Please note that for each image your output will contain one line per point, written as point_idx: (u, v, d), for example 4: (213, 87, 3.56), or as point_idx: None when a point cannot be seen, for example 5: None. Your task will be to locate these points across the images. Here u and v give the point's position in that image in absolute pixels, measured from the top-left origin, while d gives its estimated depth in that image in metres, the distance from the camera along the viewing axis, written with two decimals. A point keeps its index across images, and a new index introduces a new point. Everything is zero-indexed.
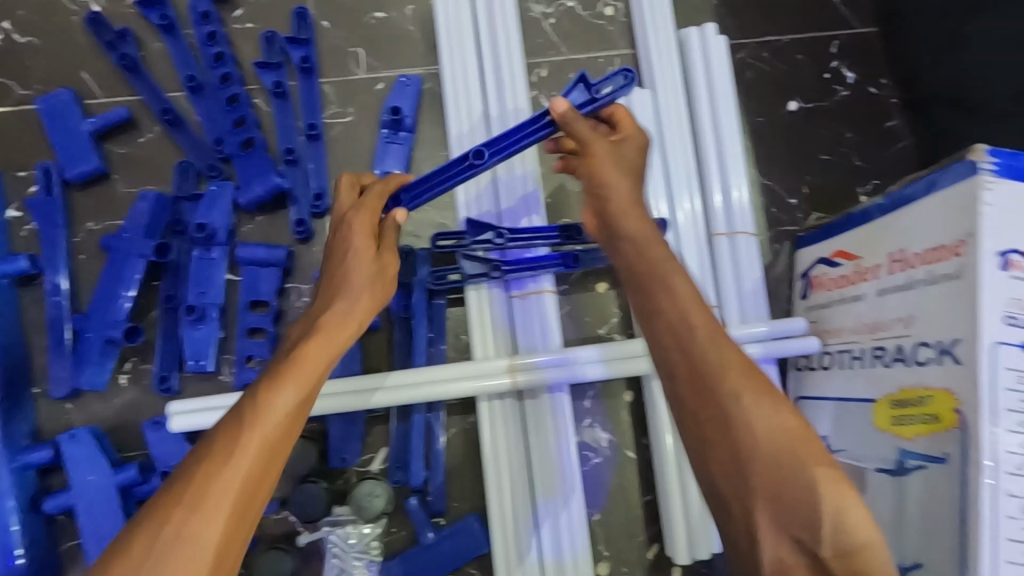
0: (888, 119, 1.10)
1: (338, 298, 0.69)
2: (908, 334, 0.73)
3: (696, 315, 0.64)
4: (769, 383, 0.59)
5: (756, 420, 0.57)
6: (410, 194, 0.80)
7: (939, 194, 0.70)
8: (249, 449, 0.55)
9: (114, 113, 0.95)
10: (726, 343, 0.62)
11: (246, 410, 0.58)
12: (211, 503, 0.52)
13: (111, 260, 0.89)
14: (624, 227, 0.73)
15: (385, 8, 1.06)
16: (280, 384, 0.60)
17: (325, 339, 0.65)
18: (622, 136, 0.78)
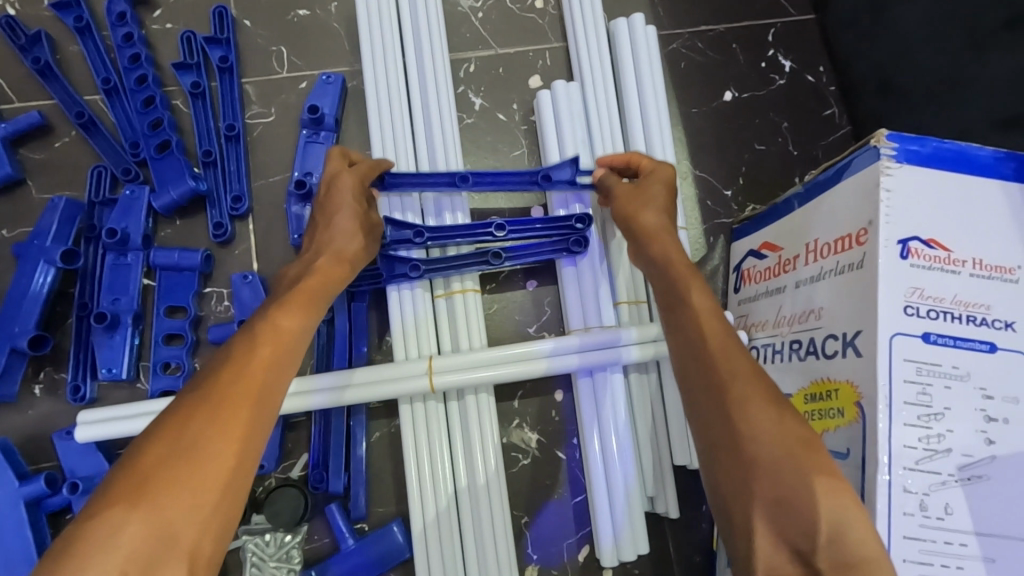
0: (826, 108, 1.07)
1: (321, 254, 0.77)
2: (819, 326, 0.71)
3: (712, 324, 0.68)
4: (773, 392, 0.61)
5: (762, 431, 0.58)
6: (393, 180, 0.88)
7: (850, 181, 0.68)
8: (261, 356, 0.61)
9: (26, 118, 0.93)
10: (735, 355, 0.64)
11: (253, 329, 0.64)
12: (230, 395, 0.57)
13: (20, 268, 0.87)
14: (654, 244, 0.79)
15: (309, 6, 1.04)
16: (283, 309, 0.67)
17: (317, 278, 0.73)
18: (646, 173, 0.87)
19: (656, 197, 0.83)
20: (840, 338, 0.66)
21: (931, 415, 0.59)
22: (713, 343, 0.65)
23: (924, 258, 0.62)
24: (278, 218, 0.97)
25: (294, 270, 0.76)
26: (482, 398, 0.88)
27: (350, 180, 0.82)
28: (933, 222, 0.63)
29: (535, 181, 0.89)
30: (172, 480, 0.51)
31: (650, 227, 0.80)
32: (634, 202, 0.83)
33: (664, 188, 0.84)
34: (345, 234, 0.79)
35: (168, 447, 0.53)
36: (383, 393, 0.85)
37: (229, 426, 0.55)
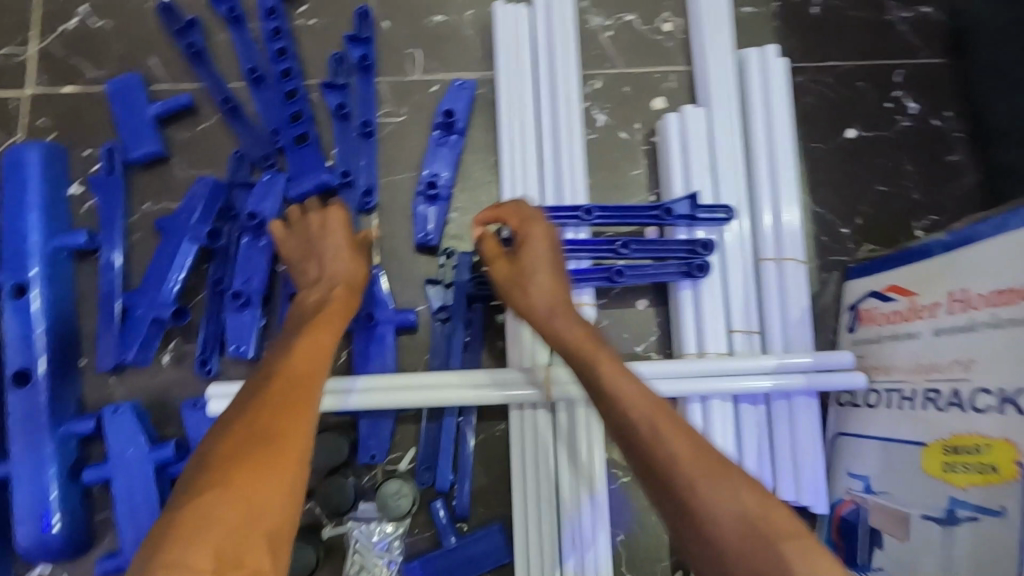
0: (951, 153, 1.06)
1: (329, 281, 0.82)
2: (966, 378, 0.70)
3: (640, 404, 0.64)
4: (712, 458, 0.59)
5: (724, 516, 0.55)
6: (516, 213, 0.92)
7: (1011, 235, 0.68)
8: (298, 367, 0.66)
9: (177, 100, 0.97)
10: (667, 425, 0.62)
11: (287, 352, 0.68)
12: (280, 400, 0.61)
13: (165, 241, 0.92)
14: (552, 322, 0.78)
15: (445, 11, 1.06)
16: (309, 332, 0.72)
17: (337, 306, 0.77)
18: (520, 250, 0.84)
19: (535, 273, 0.82)
20: (996, 394, 0.66)
21: None
22: (646, 428, 0.62)
23: None
24: (401, 215, 1.00)
25: (312, 300, 0.80)
26: (591, 412, 0.89)
27: (339, 216, 0.87)
28: None
29: (657, 215, 0.92)
30: (251, 467, 0.55)
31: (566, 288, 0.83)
32: (519, 284, 0.83)
33: (544, 247, 0.83)
34: (340, 254, 0.84)
35: (233, 448, 0.56)
36: (432, 399, 0.86)
37: (284, 422, 0.59)
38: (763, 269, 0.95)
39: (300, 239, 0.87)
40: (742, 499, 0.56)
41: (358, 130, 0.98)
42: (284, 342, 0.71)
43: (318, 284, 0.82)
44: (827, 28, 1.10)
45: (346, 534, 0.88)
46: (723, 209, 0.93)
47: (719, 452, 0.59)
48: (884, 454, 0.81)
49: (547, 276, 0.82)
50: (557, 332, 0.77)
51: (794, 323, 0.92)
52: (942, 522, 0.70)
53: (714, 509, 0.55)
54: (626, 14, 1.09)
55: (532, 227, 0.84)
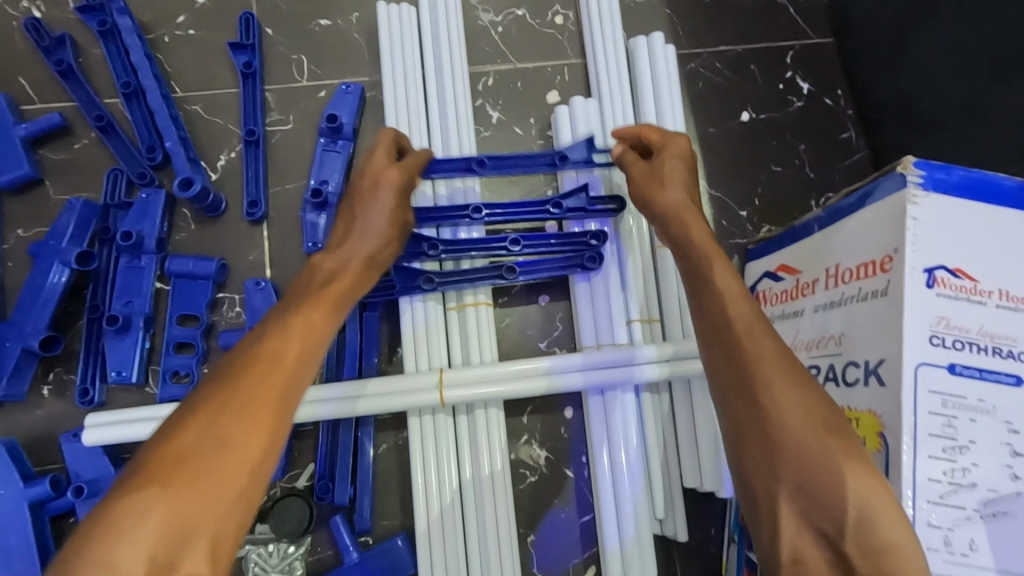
0: (843, 130, 1.07)
1: (347, 254, 0.75)
2: (840, 352, 0.70)
3: (735, 305, 0.66)
4: (804, 375, 0.60)
5: (787, 415, 0.58)
6: None
7: (872, 207, 0.68)
8: (292, 349, 0.61)
9: (46, 119, 0.93)
10: (761, 337, 0.63)
11: (279, 327, 0.63)
12: (263, 393, 0.56)
13: (35, 267, 0.87)
14: (683, 226, 0.76)
15: (330, 15, 1.04)
16: (311, 306, 0.66)
17: (348, 279, 0.72)
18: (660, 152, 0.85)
19: (674, 174, 0.82)
20: (862, 366, 0.66)
21: (955, 448, 0.58)
22: (742, 322, 0.64)
23: (950, 287, 0.62)
24: (293, 226, 0.97)
25: (327, 264, 0.74)
26: (491, 413, 0.87)
27: (400, 172, 0.82)
28: (961, 251, 0.62)
29: (551, 161, 0.93)
30: (197, 470, 0.51)
31: (673, 203, 0.79)
32: (654, 181, 0.82)
33: (679, 163, 0.83)
34: (382, 219, 0.78)
35: (201, 437, 0.52)
36: (369, 408, 0.84)
37: (259, 420, 0.54)
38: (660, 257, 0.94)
39: (359, 184, 0.81)
40: (813, 413, 0.58)
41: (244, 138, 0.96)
42: (284, 307, 0.66)
43: (341, 242, 0.77)
44: (718, 13, 1.10)
45: (243, 556, 0.84)
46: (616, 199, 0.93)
47: (808, 376, 0.60)
48: None
49: (682, 187, 0.81)
50: (687, 229, 0.76)
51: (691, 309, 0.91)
52: None
53: (782, 417, 0.58)
54: (517, 9, 1.08)
55: (674, 141, 0.86)
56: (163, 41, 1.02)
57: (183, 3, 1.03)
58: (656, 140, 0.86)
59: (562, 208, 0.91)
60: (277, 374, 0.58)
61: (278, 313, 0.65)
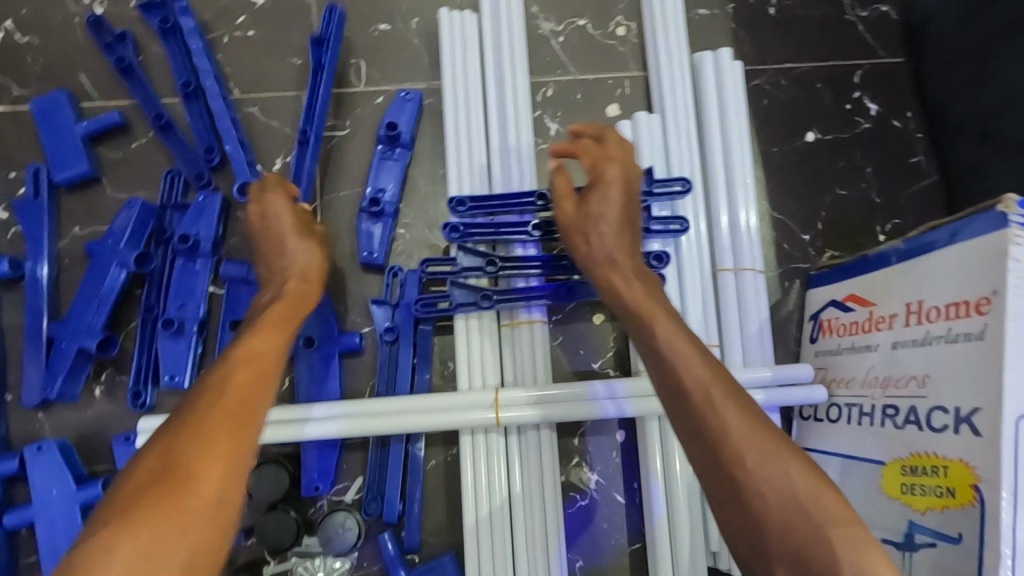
0: (912, 155, 1.04)
1: (281, 285, 0.76)
2: (923, 395, 0.67)
3: (694, 367, 0.62)
4: (772, 435, 0.56)
5: (765, 485, 0.54)
6: (458, 233, 0.87)
7: (964, 245, 0.65)
8: (243, 375, 0.62)
9: (106, 118, 0.93)
10: (718, 395, 0.59)
11: (228, 358, 0.64)
12: (215, 421, 0.57)
13: (92, 267, 0.87)
14: (613, 274, 0.75)
15: (390, 20, 1.03)
16: (258, 333, 0.67)
17: (292, 306, 0.73)
18: (593, 183, 0.80)
19: (611, 207, 0.78)
20: (951, 411, 0.63)
21: None
22: (698, 389, 0.60)
23: None
24: (347, 233, 0.96)
25: (265, 297, 0.76)
26: (544, 434, 0.85)
27: (282, 202, 0.80)
28: None
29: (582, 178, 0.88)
30: (152, 509, 0.51)
31: (607, 250, 0.76)
32: (583, 223, 0.78)
33: (618, 188, 0.79)
34: (303, 252, 0.79)
35: (155, 476, 0.53)
36: (404, 426, 0.82)
37: (209, 450, 0.55)
38: (721, 280, 0.92)
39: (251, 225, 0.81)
40: (792, 477, 0.54)
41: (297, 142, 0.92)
42: (227, 344, 0.67)
43: (267, 283, 0.78)
44: (784, 29, 1.07)
45: (289, 569, 0.84)
46: (678, 221, 0.89)
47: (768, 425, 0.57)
48: (846, 474, 0.77)
49: (617, 222, 0.77)
50: (616, 286, 0.74)
51: (753, 336, 0.90)
52: (900, 546, 0.67)
53: (754, 483, 0.54)
54: (578, 18, 1.06)
55: (611, 163, 0.80)
56: (223, 41, 1.01)
57: (243, 3, 1.02)
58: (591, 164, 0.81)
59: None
60: (224, 404, 0.59)
61: (223, 350, 0.66)
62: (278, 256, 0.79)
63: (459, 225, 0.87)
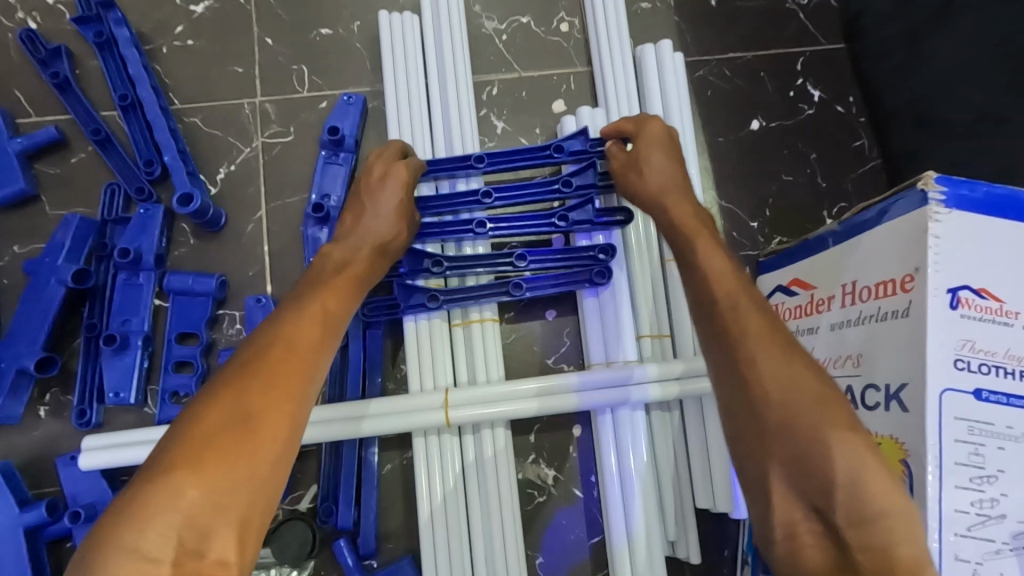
0: (856, 139, 1.05)
1: (357, 243, 0.76)
2: (858, 374, 0.68)
3: (724, 284, 0.63)
4: (791, 344, 0.57)
5: (775, 385, 0.55)
6: None
7: (890, 224, 0.65)
8: (311, 331, 0.61)
9: (42, 134, 0.91)
10: (748, 308, 0.60)
11: (299, 310, 0.62)
12: (286, 370, 0.56)
13: (32, 286, 0.86)
14: (664, 206, 0.77)
15: (332, 25, 1.02)
16: (331, 291, 0.67)
17: (360, 266, 0.73)
18: (638, 138, 0.83)
19: (652, 168, 0.80)
20: (882, 388, 0.64)
21: (984, 477, 0.56)
22: (726, 300, 0.62)
23: (975, 307, 0.59)
24: (294, 240, 0.95)
25: (339, 253, 0.74)
26: (499, 432, 0.85)
27: (400, 171, 0.81)
28: (987, 271, 0.60)
29: (549, 155, 0.88)
30: (228, 451, 0.49)
31: (654, 192, 0.78)
32: (636, 169, 0.81)
33: (657, 149, 0.81)
34: (385, 210, 0.78)
35: (229, 415, 0.51)
36: (414, 422, 0.82)
37: (283, 400, 0.54)
38: (668, 271, 0.91)
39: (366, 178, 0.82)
40: (801, 382, 0.55)
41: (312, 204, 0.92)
42: (294, 297, 0.65)
43: (355, 230, 0.77)
44: (726, 19, 1.08)
45: None
46: (623, 212, 0.89)
47: (796, 347, 0.57)
48: None
49: (663, 171, 0.79)
50: (664, 208, 0.76)
51: None
52: None
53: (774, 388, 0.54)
54: (521, 16, 1.06)
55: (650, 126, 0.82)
56: (162, 52, 1.00)
57: (181, 13, 1.01)
58: (631, 130, 0.84)
59: (562, 224, 0.88)
60: (301, 349, 0.58)
61: (297, 299, 0.65)
62: (361, 202, 0.80)
63: None
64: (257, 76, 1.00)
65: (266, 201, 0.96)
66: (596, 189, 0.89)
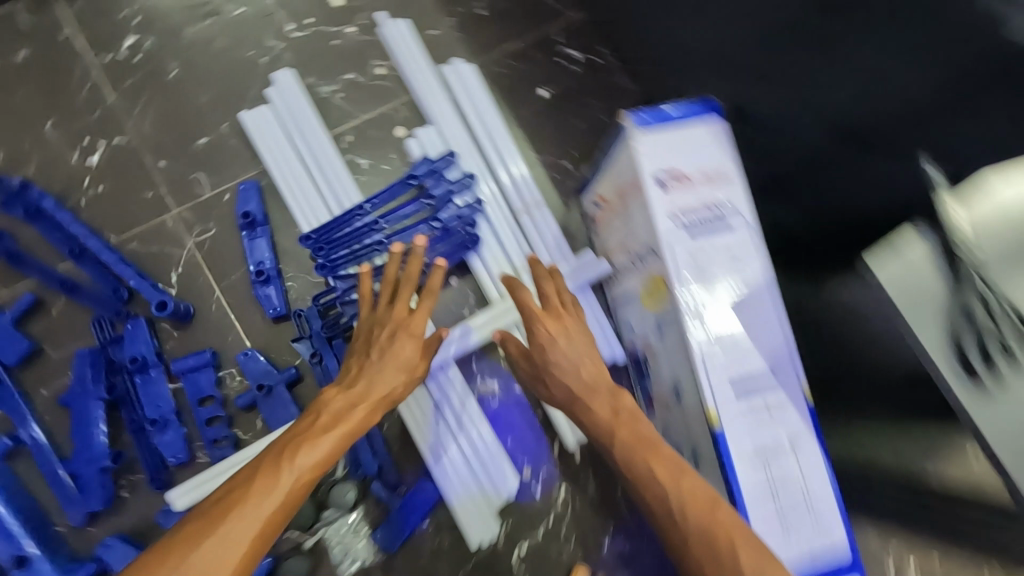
0: (614, 76, 1.43)
1: (353, 397, 0.98)
2: (638, 242, 1.09)
3: (667, 454, 0.91)
4: (716, 501, 0.83)
5: (708, 536, 0.80)
6: (331, 267, 1.20)
7: (620, 149, 1.05)
8: (281, 494, 0.81)
9: (23, 301, 1.16)
10: (688, 481, 0.86)
11: (279, 468, 0.84)
12: (242, 529, 0.76)
13: (76, 410, 1.13)
14: (582, 397, 1.02)
15: (206, 134, 1.29)
16: (316, 441, 0.89)
17: (347, 420, 0.94)
18: (542, 333, 1.06)
19: (556, 353, 1.05)
20: (648, 247, 1.05)
21: (703, 276, 0.98)
22: (665, 474, 0.88)
23: (673, 184, 1.00)
24: (250, 302, 1.24)
25: (337, 404, 0.96)
26: (449, 371, 1.22)
27: (414, 343, 1.05)
28: (674, 160, 1.00)
29: (410, 182, 1.24)
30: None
31: (565, 370, 1.04)
32: (542, 355, 1.06)
33: (554, 335, 1.06)
34: (398, 378, 1.03)
35: (181, 558, 0.73)
36: None
37: (228, 553, 0.75)
38: (520, 220, 1.30)
39: (382, 336, 1.05)
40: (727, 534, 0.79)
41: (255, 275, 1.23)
42: (271, 457, 0.86)
43: (360, 386, 1.00)
44: (494, 23, 1.42)
45: (322, 536, 1.17)
46: (473, 204, 1.26)
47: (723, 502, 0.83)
48: (632, 306, 1.19)
49: (564, 353, 1.05)
50: (597, 413, 0.99)
51: (553, 248, 1.28)
52: (657, 334, 1.10)
53: (650, 476, 0.88)
54: (347, 74, 1.35)
55: (545, 288, 1.10)
56: (81, 204, 1.24)
57: (83, 167, 1.25)
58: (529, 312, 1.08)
59: (436, 226, 1.24)
60: (249, 507, 0.79)
61: (284, 451, 0.87)
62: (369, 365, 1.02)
63: (330, 262, 1.20)
64: (166, 194, 1.26)
65: (216, 283, 1.24)
66: (452, 194, 1.25)
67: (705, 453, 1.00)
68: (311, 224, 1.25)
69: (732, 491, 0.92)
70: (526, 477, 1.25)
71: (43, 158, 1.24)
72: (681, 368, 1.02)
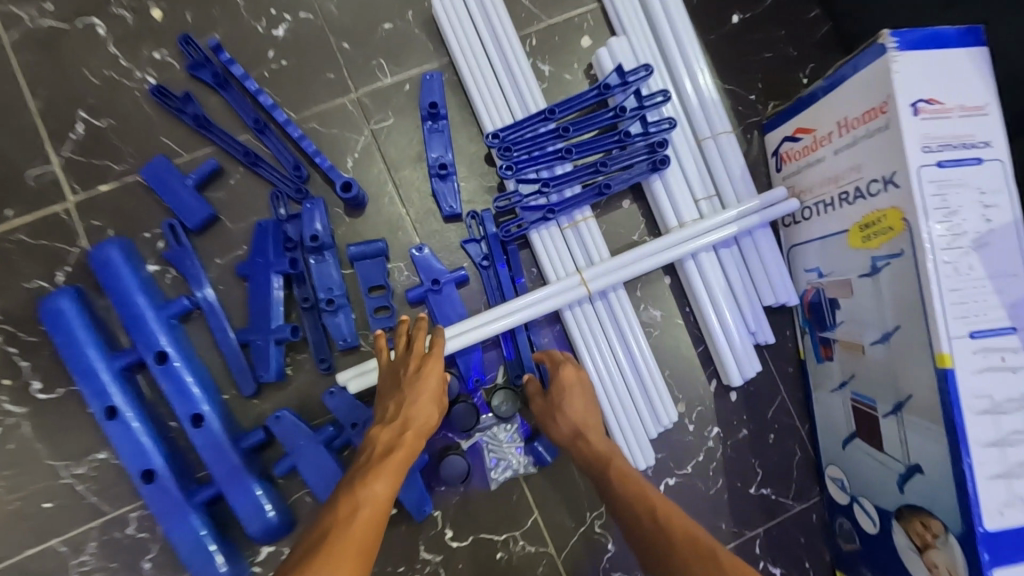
0: (810, 11, 1.34)
1: (396, 426, 0.97)
2: (862, 176, 1.01)
3: (645, 483, 0.96)
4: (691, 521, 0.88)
5: (683, 540, 0.84)
6: (513, 168, 1.15)
7: (861, 72, 0.98)
8: (359, 534, 0.80)
9: (206, 166, 1.14)
10: (668, 507, 0.91)
11: (345, 514, 0.82)
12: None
13: (254, 281, 1.12)
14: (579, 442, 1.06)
15: (391, 19, 1.24)
16: (372, 480, 0.87)
17: (400, 448, 0.94)
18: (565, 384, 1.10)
19: (570, 398, 1.08)
20: (881, 178, 0.97)
21: (950, 212, 0.90)
22: (641, 499, 0.93)
23: (928, 112, 0.92)
24: (424, 197, 1.22)
25: (385, 438, 0.96)
26: (620, 294, 1.17)
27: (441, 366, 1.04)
28: (931, 86, 0.93)
29: (599, 94, 1.19)
30: None
31: (578, 412, 1.08)
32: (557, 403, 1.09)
33: (574, 388, 1.09)
34: (435, 408, 1.01)
35: None
36: (566, 299, 1.12)
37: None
38: (705, 147, 1.23)
39: (404, 371, 1.03)
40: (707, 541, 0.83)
41: (436, 172, 1.17)
42: (347, 494, 0.86)
43: (400, 417, 0.98)
44: None
45: (478, 440, 1.17)
46: (665, 123, 1.20)
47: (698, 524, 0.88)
48: (826, 247, 1.12)
49: (582, 400, 1.09)
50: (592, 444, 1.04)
51: (739, 177, 1.22)
52: (868, 275, 1.02)
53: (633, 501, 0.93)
54: None
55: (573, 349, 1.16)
56: (264, 76, 1.20)
57: (268, 38, 1.21)
58: (556, 361, 1.12)
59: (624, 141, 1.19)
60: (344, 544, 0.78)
61: (345, 497, 0.85)
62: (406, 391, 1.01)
63: (515, 164, 1.16)
64: (347, 76, 1.22)
65: (390, 174, 1.21)
66: (643, 110, 1.20)
67: (916, 401, 0.94)
68: (493, 124, 1.20)
69: (959, 440, 0.87)
70: (680, 413, 1.23)
71: (230, 24, 1.20)
72: (905, 310, 0.95)
